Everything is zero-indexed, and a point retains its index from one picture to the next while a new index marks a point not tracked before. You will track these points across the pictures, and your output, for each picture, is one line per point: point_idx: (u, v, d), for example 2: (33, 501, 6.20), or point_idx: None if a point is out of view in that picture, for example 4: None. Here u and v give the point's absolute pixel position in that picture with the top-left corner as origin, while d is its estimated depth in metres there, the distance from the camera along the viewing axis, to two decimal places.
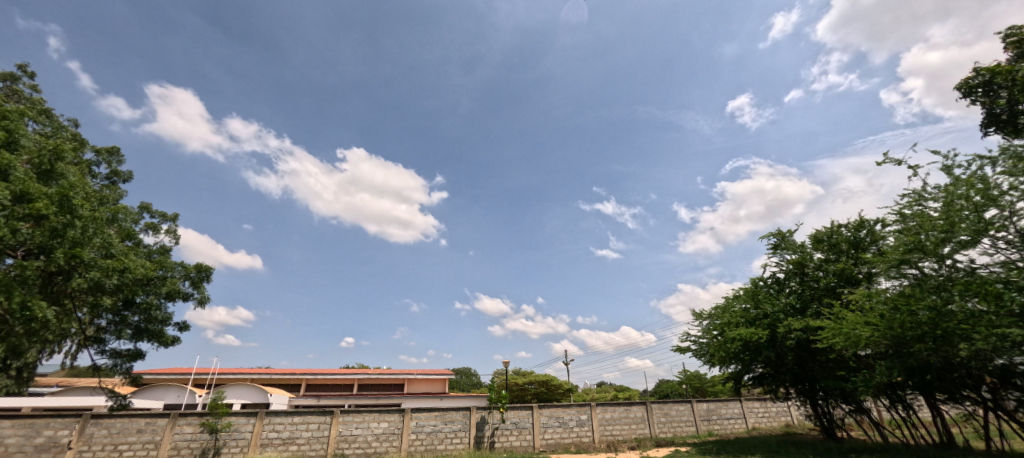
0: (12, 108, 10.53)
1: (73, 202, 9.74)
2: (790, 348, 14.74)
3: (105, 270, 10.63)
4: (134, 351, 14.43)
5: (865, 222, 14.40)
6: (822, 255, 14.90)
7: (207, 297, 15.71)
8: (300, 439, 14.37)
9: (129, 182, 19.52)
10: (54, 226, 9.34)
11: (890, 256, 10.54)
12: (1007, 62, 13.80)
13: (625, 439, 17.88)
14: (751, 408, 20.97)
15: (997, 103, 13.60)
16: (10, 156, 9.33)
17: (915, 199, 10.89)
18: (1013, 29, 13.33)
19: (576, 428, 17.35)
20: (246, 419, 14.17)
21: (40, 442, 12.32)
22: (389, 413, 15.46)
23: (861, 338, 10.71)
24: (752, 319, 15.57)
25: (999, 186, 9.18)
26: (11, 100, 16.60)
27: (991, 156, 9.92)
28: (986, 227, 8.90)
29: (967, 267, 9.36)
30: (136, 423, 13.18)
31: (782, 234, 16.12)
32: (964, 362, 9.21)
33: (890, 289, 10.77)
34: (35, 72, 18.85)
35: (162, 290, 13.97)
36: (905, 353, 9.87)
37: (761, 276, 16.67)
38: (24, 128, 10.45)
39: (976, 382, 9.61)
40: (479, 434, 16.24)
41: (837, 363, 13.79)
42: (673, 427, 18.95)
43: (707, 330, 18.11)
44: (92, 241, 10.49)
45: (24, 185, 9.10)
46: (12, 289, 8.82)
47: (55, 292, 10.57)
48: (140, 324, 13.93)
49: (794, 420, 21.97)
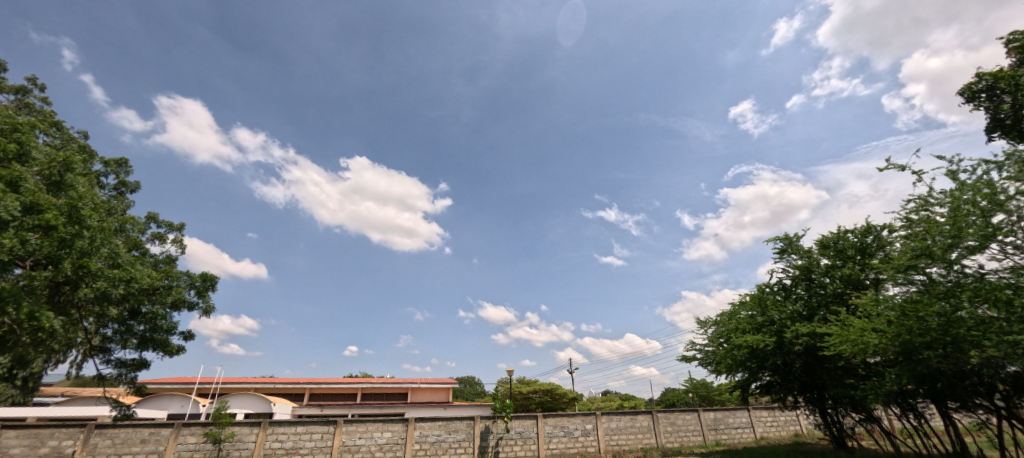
0: (23, 121, 10.78)
1: (81, 212, 9.77)
2: (797, 355, 14.51)
3: (111, 280, 10.76)
4: (140, 360, 14.43)
5: (871, 228, 14.31)
6: (828, 261, 14.78)
7: (213, 306, 15.81)
8: (303, 449, 14.32)
9: (136, 192, 19.69)
10: (62, 236, 9.35)
11: (897, 261, 10.47)
12: (1010, 67, 13.77)
13: (631, 449, 17.65)
14: (759, 417, 20.71)
15: (1001, 109, 13.38)
16: (20, 168, 9.44)
17: (920, 204, 10.79)
18: (1016, 34, 13.38)
19: (581, 437, 17.16)
20: (249, 429, 14.09)
21: (44, 452, 12.33)
22: (392, 423, 15.34)
23: (869, 345, 10.63)
24: (758, 325, 15.43)
25: (1005, 191, 9.12)
26: (22, 113, 16.87)
27: (997, 161, 9.86)
28: (994, 232, 8.83)
29: (976, 272, 9.27)
30: (139, 433, 13.13)
31: (788, 238, 16.00)
32: (976, 370, 9.02)
33: (897, 296, 10.58)
34: (44, 84, 19.12)
35: (168, 300, 13.95)
36: (915, 360, 9.68)
37: (767, 283, 16.52)
38: (36, 140, 10.70)
39: (989, 390, 9.40)
40: (484, 444, 16.08)
41: (846, 371, 13.64)
42: (680, 436, 18.71)
43: (713, 337, 17.97)
44: (99, 251, 10.58)
45: (34, 197, 9.18)
46: (20, 299, 8.87)
47: (61, 302, 10.68)
48: (145, 333, 13.99)
49: (803, 429, 21.69)
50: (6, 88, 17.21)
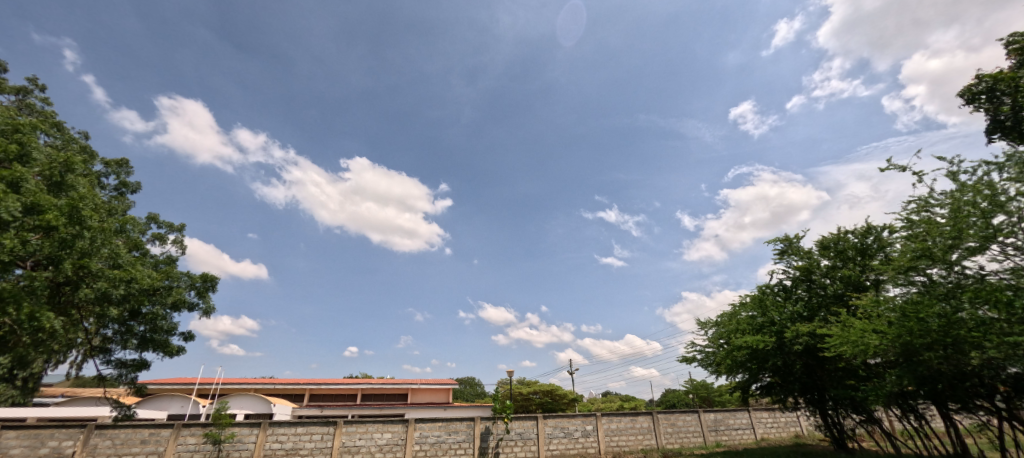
0: (24, 122, 10.80)
1: (82, 213, 9.77)
2: (797, 355, 14.49)
3: (111, 280, 10.78)
4: (140, 361, 14.43)
5: (871, 229, 14.31)
6: (829, 262, 14.78)
7: (213, 306, 15.82)
8: (303, 450, 14.30)
9: (137, 192, 19.72)
10: (63, 237, 9.36)
11: (897, 262, 10.45)
12: (1010, 69, 13.77)
13: (631, 450, 17.64)
14: (760, 418, 20.68)
15: (1001, 110, 13.39)
16: (22, 169, 9.44)
17: (921, 205, 10.79)
18: (1016, 36, 13.40)
19: (581, 438, 17.15)
20: (250, 429, 14.09)
21: (44, 453, 12.32)
22: (392, 424, 15.33)
23: (869, 346, 10.62)
24: (759, 326, 15.43)
25: (1006, 192, 9.11)
26: (23, 114, 16.89)
27: (997, 162, 9.85)
28: (994, 233, 8.84)
29: (977, 274, 9.27)
30: (140, 434, 13.12)
31: (788, 239, 15.98)
32: (977, 371, 9.01)
33: (898, 297, 10.56)
34: (44, 85, 19.13)
35: (168, 300, 13.95)
36: (915, 361, 9.68)
37: (767, 284, 16.48)
38: (37, 141, 10.70)
39: (990, 392, 9.39)
40: (484, 445, 16.06)
41: (846, 372, 13.62)
42: (680, 437, 18.68)
43: (713, 338, 17.95)
44: (99, 252, 10.62)
45: (35, 197, 9.20)
46: (20, 300, 8.88)
47: (62, 302, 10.71)
48: (145, 333, 14.00)
49: (804, 431, 21.70)
50: (7, 89, 17.23)
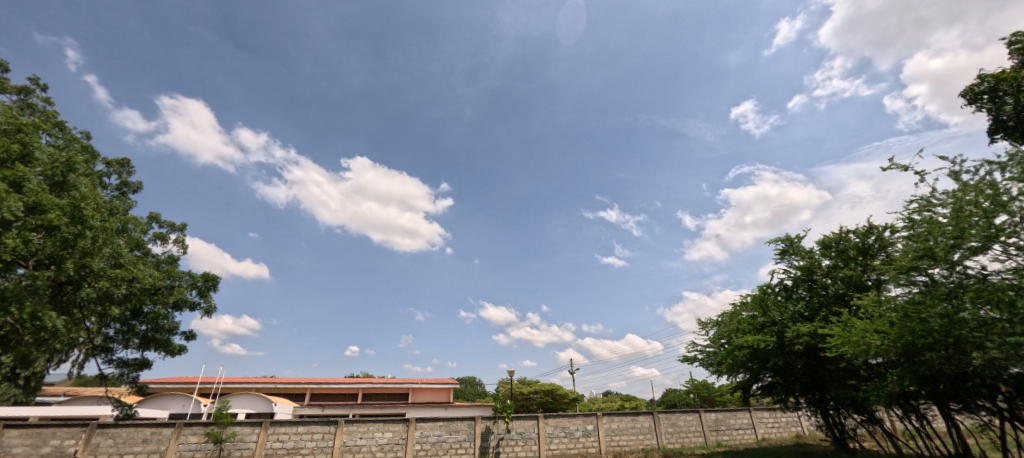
0: (27, 121, 10.80)
1: (84, 212, 9.73)
2: (798, 355, 14.49)
3: (113, 279, 10.83)
4: (141, 360, 14.43)
5: (873, 228, 14.28)
6: (830, 262, 14.75)
7: (214, 306, 15.83)
8: (303, 449, 14.32)
9: (139, 192, 19.76)
10: (65, 236, 9.39)
11: (900, 262, 10.43)
12: (1012, 68, 13.71)
13: (632, 449, 17.64)
14: (761, 418, 20.66)
15: (1003, 111, 13.34)
16: (24, 169, 9.45)
17: (922, 205, 10.76)
18: (1018, 36, 13.35)
19: (581, 438, 17.15)
20: (251, 429, 14.12)
21: (46, 451, 12.36)
22: (393, 423, 15.36)
23: (871, 346, 10.59)
24: (760, 326, 15.41)
25: (1008, 192, 9.09)
26: (25, 114, 16.93)
27: (999, 162, 9.83)
28: (996, 233, 8.80)
29: (979, 274, 9.25)
30: (141, 433, 13.16)
31: (789, 239, 15.95)
32: (978, 371, 9.00)
33: (900, 297, 10.53)
34: (46, 85, 19.16)
35: (169, 300, 14.00)
36: (916, 361, 9.67)
37: (768, 284, 16.46)
38: (39, 141, 10.72)
39: (991, 392, 9.37)
40: (484, 444, 16.05)
41: (847, 372, 13.60)
42: (680, 437, 18.66)
43: (713, 338, 17.94)
44: (101, 251, 10.66)
45: (37, 197, 9.22)
46: (22, 299, 8.91)
47: (64, 302, 10.74)
48: (147, 333, 14.01)
49: (805, 430, 21.69)
50: (9, 89, 17.28)
